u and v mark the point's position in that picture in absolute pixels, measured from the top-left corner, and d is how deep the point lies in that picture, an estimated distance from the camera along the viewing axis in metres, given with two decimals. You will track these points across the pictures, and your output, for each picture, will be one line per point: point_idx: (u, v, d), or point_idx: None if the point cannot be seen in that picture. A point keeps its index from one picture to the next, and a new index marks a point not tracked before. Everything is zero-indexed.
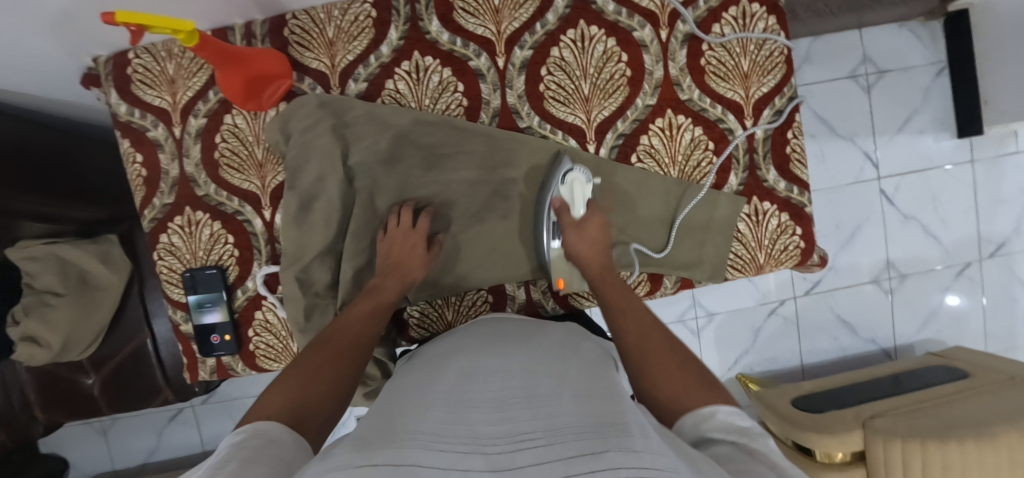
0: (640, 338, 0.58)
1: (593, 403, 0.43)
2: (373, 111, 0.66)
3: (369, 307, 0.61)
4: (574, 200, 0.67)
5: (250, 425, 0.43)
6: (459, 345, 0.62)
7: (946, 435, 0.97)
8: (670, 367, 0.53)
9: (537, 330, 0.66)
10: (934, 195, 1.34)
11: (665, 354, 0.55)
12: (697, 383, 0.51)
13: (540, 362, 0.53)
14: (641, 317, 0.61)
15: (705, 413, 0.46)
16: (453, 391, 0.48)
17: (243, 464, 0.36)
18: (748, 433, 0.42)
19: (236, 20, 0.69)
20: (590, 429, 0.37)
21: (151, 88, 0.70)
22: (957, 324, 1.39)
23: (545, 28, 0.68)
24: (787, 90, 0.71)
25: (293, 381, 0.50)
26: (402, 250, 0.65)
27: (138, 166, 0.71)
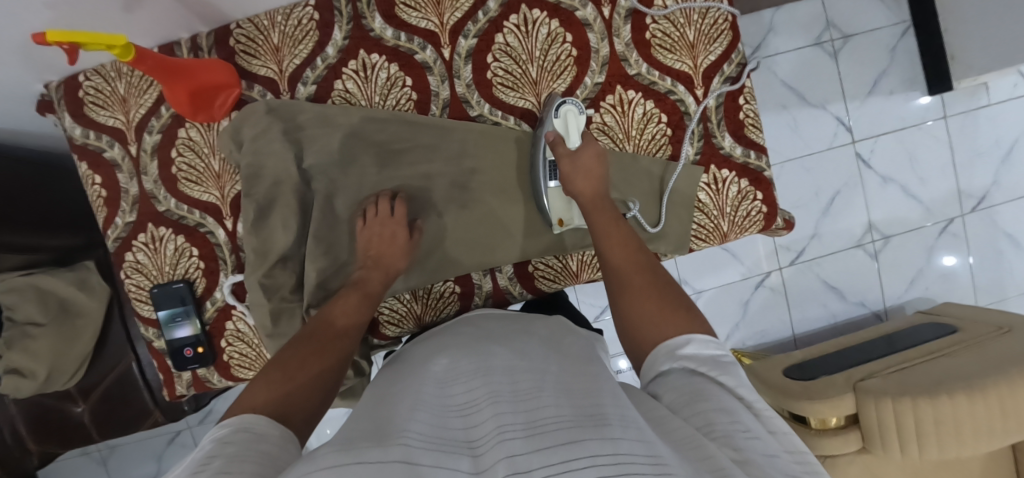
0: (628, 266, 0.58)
1: (573, 397, 0.41)
2: (323, 113, 0.67)
3: (358, 297, 0.63)
4: (569, 131, 0.67)
5: (237, 418, 0.43)
6: (444, 342, 0.61)
7: (936, 390, 0.97)
8: (650, 295, 0.55)
9: (523, 328, 0.63)
10: (911, 155, 1.34)
11: (648, 281, 0.56)
12: (676, 311, 0.53)
13: (527, 359, 0.51)
14: (630, 243, 0.61)
15: (680, 341, 0.48)
16: (437, 395, 0.46)
17: (231, 460, 0.35)
18: (720, 365, 0.44)
19: (181, 35, 0.69)
20: (573, 419, 0.36)
21: (103, 109, 0.71)
22: (945, 282, 1.38)
23: (487, 15, 0.69)
24: (735, 56, 0.71)
25: (277, 376, 0.51)
26: (382, 242, 0.65)
27: (98, 186, 0.72)
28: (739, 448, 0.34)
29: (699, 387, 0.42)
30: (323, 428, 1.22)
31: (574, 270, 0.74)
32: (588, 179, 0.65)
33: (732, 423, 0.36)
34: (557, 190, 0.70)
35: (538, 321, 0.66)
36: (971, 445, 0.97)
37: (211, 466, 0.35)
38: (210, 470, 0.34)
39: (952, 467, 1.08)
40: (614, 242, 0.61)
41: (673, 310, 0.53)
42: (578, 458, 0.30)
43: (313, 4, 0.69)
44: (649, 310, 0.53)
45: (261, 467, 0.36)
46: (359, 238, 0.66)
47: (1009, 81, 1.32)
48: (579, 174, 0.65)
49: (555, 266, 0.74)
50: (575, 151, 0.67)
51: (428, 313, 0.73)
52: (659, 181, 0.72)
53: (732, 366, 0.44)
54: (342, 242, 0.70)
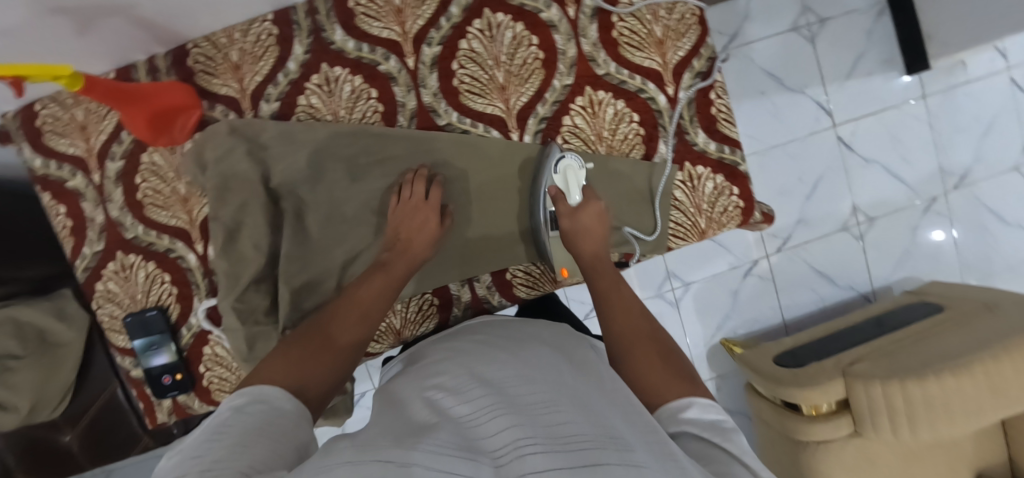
0: (628, 324, 0.57)
1: (589, 410, 0.41)
2: (287, 130, 0.65)
3: (382, 281, 0.59)
4: (569, 188, 0.66)
5: (254, 388, 0.44)
6: (447, 351, 0.57)
7: (924, 372, 0.97)
8: (652, 356, 0.54)
9: (520, 330, 0.61)
10: (892, 135, 1.34)
11: (649, 342, 0.55)
12: (675, 375, 0.52)
13: (532, 365, 0.49)
14: (631, 302, 0.60)
15: (681, 404, 0.48)
16: (434, 400, 0.43)
17: (248, 435, 0.36)
18: (723, 428, 0.45)
19: (137, 57, 0.67)
20: (594, 437, 0.36)
21: (63, 137, 0.69)
22: (931, 260, 1.39)
23: (450, 22, 0.67)
24: (703, 51, 0.70)
25: (296, 354, 0.51)
26: (413, 225, 0.63)
27: (63, 217, 0.70)
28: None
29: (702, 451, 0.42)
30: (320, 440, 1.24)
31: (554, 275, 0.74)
32: (590, 239, 0.64)
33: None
34: (557, 239, 0.68)
35: (537, 326, 0.63)
36: (960, 424, 0.97)
37: (230, 440, 0.35)
38: (228, 441, 0.35)
39: (943, 446, 1.09)
40: (614, 301, 0.60)
41: (675, 372, 0.52)
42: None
43: (272, 18, 0.67)
44: (653, 369, 0.52)
45: (276, 442, 0.37)
46: (391, 219, 0.65)
47: (986, 57, 1.32)
48: (581, 232, 0.64)
49: (533, 273, 0.73)
50: (576, 208, 0.66)
51: (407, 328, 0.71)
52: (647, 186, 0.71)
53: (735, 431, 0.45)
54: (316, 261, 0.68)
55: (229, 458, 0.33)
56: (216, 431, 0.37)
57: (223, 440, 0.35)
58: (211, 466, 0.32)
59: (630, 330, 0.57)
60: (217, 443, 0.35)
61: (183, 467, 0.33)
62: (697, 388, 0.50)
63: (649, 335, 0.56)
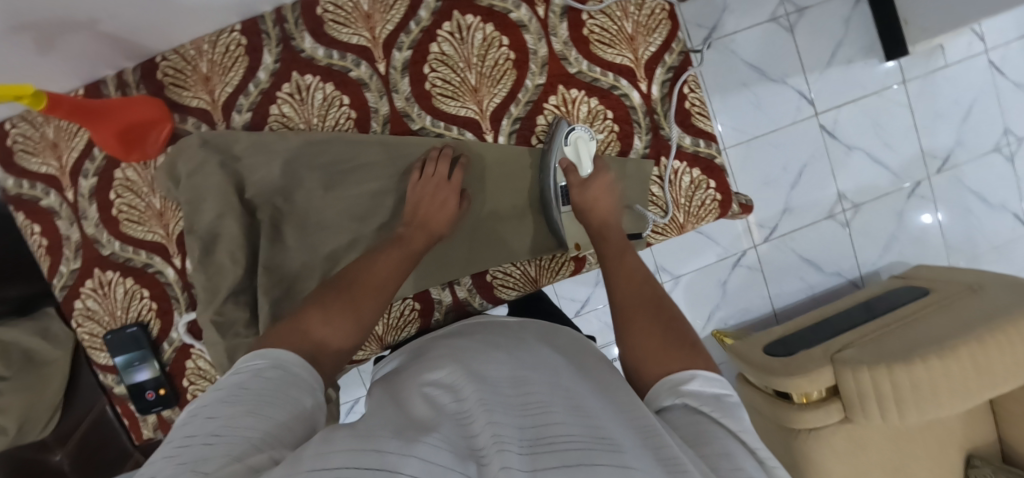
0: (632, 294, 0.57)
1: (581, 409, 0.40)
2: (259, 140, 0.65)
3: (401, 254, 0.59)
4: (580, 159, 0.67)
5: (270, 352, 0.43)
6: (450, 346, 0.57)
7: (909, 355, 0.98)
8: (653, 327, 0.52)
9: (509, 332, 0.60)
10: (873, 121, 1.34)
11: (653, 311, 0.54)
12: (676, 345, 0.50)
13: (531, 367, 0.49)
14: (637, 272, 0.59)
15: (682, 377, 0.46)
16: (429, 396, 0.43)
17: (258, 400, 0.36)
18: (725, 405, 0.42)
19: (106, 72, 0.67)
20: (584, 435, 0.35)
21: (35, 156, 0.69)
22: (917, 243, 1.40)
23: (420, 25, 0.67)
24: (675, 45, 0.70)
25: (320, 315, 0.50)
26: (433, 204, 0.63)
27: (38, 236, 0.70)
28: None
29: (696, 427, 0.40)
30: None
31: (533, 275, 0.74)
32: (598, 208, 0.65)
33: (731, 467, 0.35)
34: (569, 215, 0.69)
35: (525, 327, 0.63)
36: (949, 404, 0.98)
37: (239, 405, 0.35)
38: (241, 406, 0.35)
39: (933, 427, 1.10)
40: (621, 270, 0.60)
41: (676, 345, 0.50)
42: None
43: (240, 29, 0.67)
44: (652, 341, 0.51)
45: (291, 413, 0.37)
46: (409, 197, 0.64)
47: (963, 40, 1.32)
48: (591, 203, 0.65)
49: (513, 274, 0.73)
50: (587, 179, 0.67)
51: (389, 335, 0.71)
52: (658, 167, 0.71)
53: (738, 409, 0.42)
54: (294, 271, 0.67)
55: (236, 426, 0.33)
56: (231, 392, 0.37)
57: (237, 404, 0.35)
58: (217, 433, 0.32)
59: (636, 299, 0.56)
60: (228, 406, 0.35)
61: (194, 428, 0.34)
62: (699, 363, 0.48)
63: (653, 303, 0.55)
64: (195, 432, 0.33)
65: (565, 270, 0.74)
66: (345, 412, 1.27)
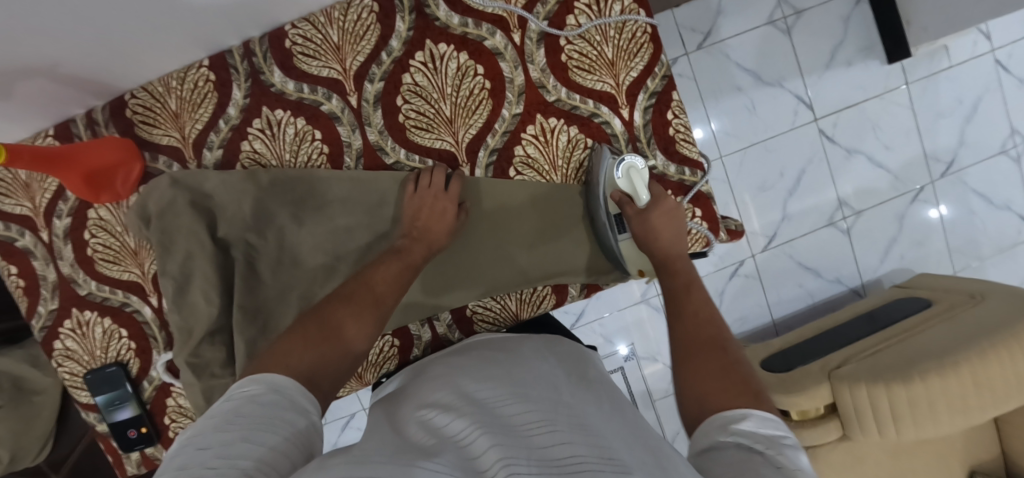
0: (696, 331, 0.54)
1: (583, 430, 0.39)
2: (229, 178, 0.63)
3: (400, 267, 0.58)
4: (637, 188, 0.65)
5: (265, 376, 0.41)
6: (450, 367, 0.55)
7: (909, 372, 0.95)
8: (713, 367, 0.49)
9: (508, 348, 0.59)
10: (873, 124, 1.30)
11: (716, 352, 0.51)
12: (740, 387, 0.46)
13: (535, 385, 0.47)
14: (703, 309, 0.57)
15: (735, 415, 0.42)
16: (427, 421, 0.41)
17: (252, 426, 0.34)
18: (777, 445, 0.38)
19: (75, 111, 0.66)
20: (589, 455, 0.35)
21: (8, 197, 0.68)
22: (920, 248, 1.36)
23: (391, 56, 0.65)
24: (658, 69, 0.68)
25: (314, 333, 0.48)
26: (432, 213, 0.62)
27: (15, 276, 0.69)
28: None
29: (746, 461, 0.36)
30: None
31: (514, 309, 0.72)
32: (669, 224, 0.64)
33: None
34: (628, 242, 0.68)
35: (524, 340, 0.61)
36: (948, 422, 0.96)
37: (234, 432, 0.33)
38: (231, 435, 0.33)
39: (934, 442, 1.08)
40: (685, 307, 0.57)
41: (736, 386, 0.46)
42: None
43: (208, 64, 0.65)
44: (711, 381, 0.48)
45: (286, 439, 0.34)
46: (406, 207, 0.63)
47: (968, 39, 1.28)
48: (654, 235, 0.63)
49: (493, 308, 0.72)
50: (644, 210, 0.64)
51: (370, 373, 0.70)
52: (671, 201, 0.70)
53: (791, 450, 0.38)
54: (268, 312, 0.66)
55: (230, 456, 0.31)
56: (226, 418, 0.35)
57: (228, 431, 0.33)
58: (211, 464, 0.30)
59: (698, 339, 0.53)
60: (223, 433, 0.33)
61: (185, 457, 0.32)
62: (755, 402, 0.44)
63: (713, 343, 0.52)
64: (185, 464, 0.31)
65: (546, 303, 0.73)
66: (341, 428, 1.25)
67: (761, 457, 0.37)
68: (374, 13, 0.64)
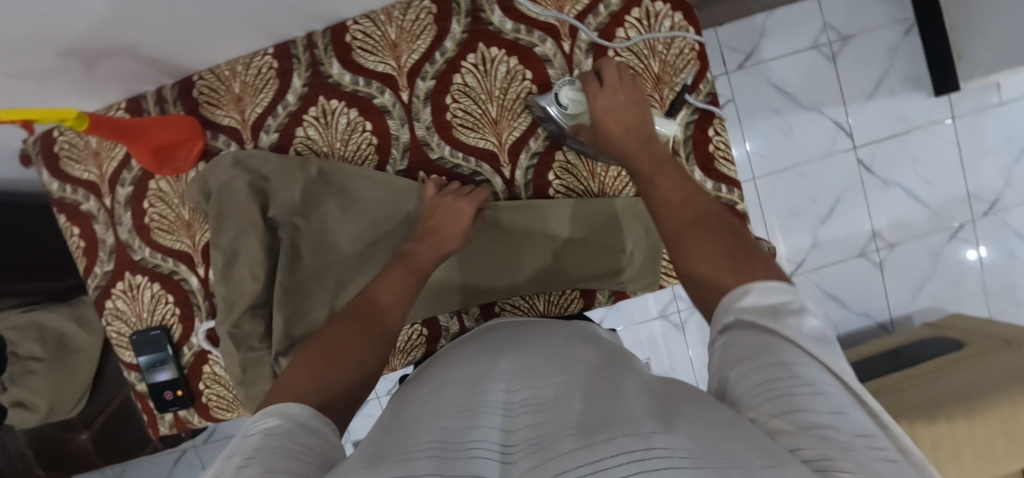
0: (680, 217, 0.51)
1: (597, 403, 0.38)
2: (286, 162, 0.67)
3: (404, 272, 0.59)
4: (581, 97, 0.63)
5: (278, 409, 0.42)
6: (462, 355, 0.58)
7: (935, 414, 0.93)
8: (706, 246, 0.47)
9: (524, 334, 0.60)
10: (915, 157, 1.28)
11: (705, 229, 0.49)
12: (739, 254, 0.46)
13: (544, 367, 0.48)
14: (682, 189, 0.54)
15: (736, 294, 0.42)
16: (444, 404, 0.44)
17: (270, 456, 0.34)
18: (781, 315, 0.38)
19: (146, 88, 0.71)
20: (585, 427, 0.33)
21: (78, 163, 0.73)
22: (955, 288, 1.33)
23: (444, 56, 0.68)
24: (702, 87, 0.68)
25: (318, 358, 0.49)
26: (447, 215, 0.64)
27: (77, 237, 0.74)
28: (790, 412, 0.30)
29: (757, 342, 0.36)
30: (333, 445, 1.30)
31: (541, 309, 0.72)
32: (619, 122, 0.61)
33: (788, 377, 0.32)
34: None
35: (547, 332, 0.61)
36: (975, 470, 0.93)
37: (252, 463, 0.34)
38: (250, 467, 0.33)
39: None
40: (661, 192, 0.54)
41: (735, 257, 0.45)
42: (612, 455, 0.28)
43: (272, 52, 0.69)
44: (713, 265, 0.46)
45: (301, 460, 0.35)
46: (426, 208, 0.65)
47: None
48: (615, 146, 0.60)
49: (521, 307, 0.72)
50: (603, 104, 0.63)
51: (397, 360, 0.72)
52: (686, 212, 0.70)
53: (796, 317, 0.38)
54: (307, 291, 0.68)
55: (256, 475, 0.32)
56: (246, 454, 0.35)
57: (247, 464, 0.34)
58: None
59: (684, 227, 0.50)
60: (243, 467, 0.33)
61: None
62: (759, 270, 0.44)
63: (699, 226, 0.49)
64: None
65: (574, 306, 0.73)
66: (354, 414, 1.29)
67: (771, 334, 0.37)
68: (431, 14, 0.67)
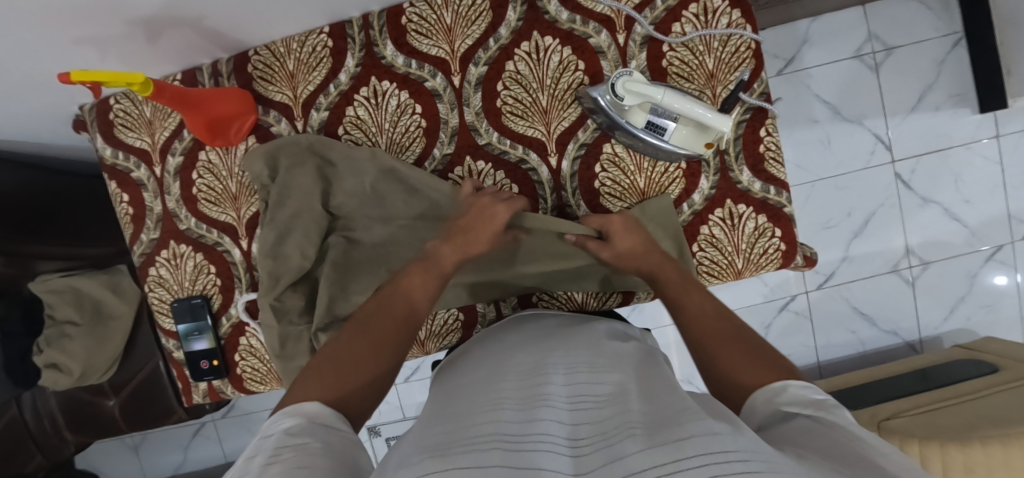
0: (705, 329, 0.53)
1: (659, 405, 0.39)
2: (351, 155, 0.67)
3: (428, 276, 0.58)
4: (636, 90, 0.62)
5: (298, 409, 0.43)
6: (504, 345, 0.59)
7: (969, 436, 0.91)
8: (737, 358, 0.48)
9: (564, 329, 0.61)
10: (955, 175, 1.25)
11: (731, 342, 0.50)
12: (763, 362, 0.47)
13: (597, 366, 0.48)
14: (707, 303, 0.56)
15: (775, 388, 0.43)
16: (508, 391, 0.45)
17: (303, 454, 0.36)
18: (822, 407, 0.39)
19: (202, 61, 0.72)
20: (648, 424, 0.35)
21: (131, 131, 0.75)
22: (989, 312, 1.30)
23: (498, 43, 0.68)
24: (757, 86, 0.67)
25: (330, 369, 0.49)
26: (479, 215, 0.61)
27: (126, 204, 0.76)
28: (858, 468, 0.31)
29: (803, 429, 0.38)
30: None
31: (579, 301, 0.73)
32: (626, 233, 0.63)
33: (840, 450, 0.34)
34: (678, 132, 0.64)
35: (597, 330, 0.60)
36: None
37: (284, 457, 0.36)
38: (284, 461, 0.35)
39: None
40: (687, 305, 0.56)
41: (762, 363, 0.47)
42: (689, 456, 0.29)
43: (328, 31, 0.70)
44: (745, 373, 0.47)
45: (327, 460, 0.36)
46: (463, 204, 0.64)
47: None
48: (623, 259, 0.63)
49: (559, 297, 0.73)
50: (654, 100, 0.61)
51: (432, 344, 0.73)
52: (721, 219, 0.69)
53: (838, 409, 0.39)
54: (349, 270, 0.69)
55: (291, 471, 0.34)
56: (271, 452, 0.37)
57: (278, 459, 0.35)
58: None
59: (704, 337, 0.52)
60: (275, 463, 0.35)
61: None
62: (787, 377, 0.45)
63: (728, 337, 0.51)
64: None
65: (612, 301, 0.73)
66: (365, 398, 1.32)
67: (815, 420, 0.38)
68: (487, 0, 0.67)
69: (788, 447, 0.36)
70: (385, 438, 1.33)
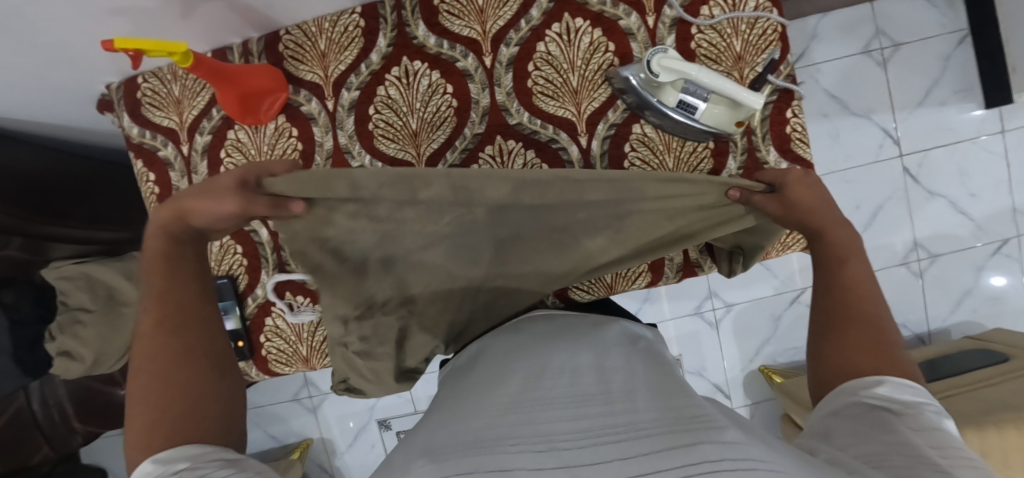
0: (833, 309, 0.52)
1: (670, 401, 0.40)
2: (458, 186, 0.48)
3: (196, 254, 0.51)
4: (671, 66, 0.62)
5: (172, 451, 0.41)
6: (516, 343, 0.57)
7: (983, 421, 0.92)
8: (863, 345, 0.48)
9: (571, 328, 0.60)
10: (961, 169, 1.27)
11: (865, 329, 0.49)
12: (883, 353, 0.47)
13: (607, 366, 0.47)
14: (860, 283, 0.52)
15: (870, 380, 0.44)
16: (526, 394, 0.43)
17: None
18: (912, 409, 0.40)
19: (233, 40, 0.73)
20: (670, 420, 0.36)
21: (159, 110, 0.75)
22: (994, 305, 1.31)
23: (529, 24, 0.69)
24: (784, 68, 0.68)
25: (162, 385, 0.45)
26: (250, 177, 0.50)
27: (151, 183, 0.75)
28: None
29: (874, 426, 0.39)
30: (347, 422, 1.32)
31: (609, 281, 0.74)
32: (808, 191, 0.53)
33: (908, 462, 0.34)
34: (708, 111, 0.64)
35: (612, 331, 0.60)
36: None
37: None
38: None
39: None
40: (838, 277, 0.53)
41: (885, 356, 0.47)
42: (700, 460, 0.29)
43: (360, 11, 0.70)
44: (856, 358, 0.47)
45: None
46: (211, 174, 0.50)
47: None
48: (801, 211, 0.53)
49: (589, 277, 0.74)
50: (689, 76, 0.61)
51: None
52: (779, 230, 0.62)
53: (937, 417, 0.40)
54: None
55: None
56: None
57: None
58: None
59: (836, 316, 0.51)
60: None
61: None
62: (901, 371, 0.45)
63: (847, 317, 0.51)
64: None
65: (640, 281, 0.75)
66: None
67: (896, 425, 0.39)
68: None
69: (823, 453, 0.39)
70: (395, 432, 1.32)
